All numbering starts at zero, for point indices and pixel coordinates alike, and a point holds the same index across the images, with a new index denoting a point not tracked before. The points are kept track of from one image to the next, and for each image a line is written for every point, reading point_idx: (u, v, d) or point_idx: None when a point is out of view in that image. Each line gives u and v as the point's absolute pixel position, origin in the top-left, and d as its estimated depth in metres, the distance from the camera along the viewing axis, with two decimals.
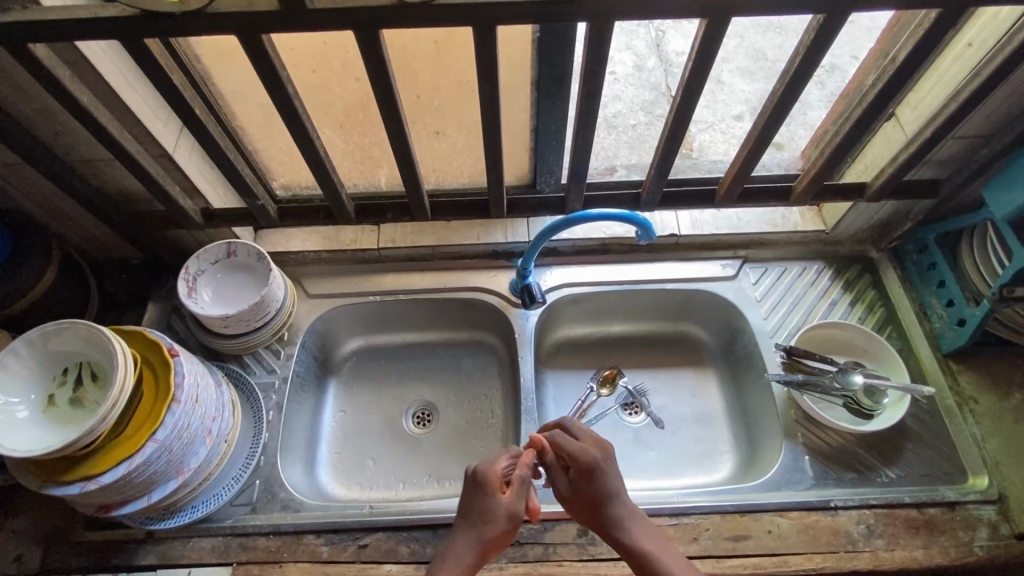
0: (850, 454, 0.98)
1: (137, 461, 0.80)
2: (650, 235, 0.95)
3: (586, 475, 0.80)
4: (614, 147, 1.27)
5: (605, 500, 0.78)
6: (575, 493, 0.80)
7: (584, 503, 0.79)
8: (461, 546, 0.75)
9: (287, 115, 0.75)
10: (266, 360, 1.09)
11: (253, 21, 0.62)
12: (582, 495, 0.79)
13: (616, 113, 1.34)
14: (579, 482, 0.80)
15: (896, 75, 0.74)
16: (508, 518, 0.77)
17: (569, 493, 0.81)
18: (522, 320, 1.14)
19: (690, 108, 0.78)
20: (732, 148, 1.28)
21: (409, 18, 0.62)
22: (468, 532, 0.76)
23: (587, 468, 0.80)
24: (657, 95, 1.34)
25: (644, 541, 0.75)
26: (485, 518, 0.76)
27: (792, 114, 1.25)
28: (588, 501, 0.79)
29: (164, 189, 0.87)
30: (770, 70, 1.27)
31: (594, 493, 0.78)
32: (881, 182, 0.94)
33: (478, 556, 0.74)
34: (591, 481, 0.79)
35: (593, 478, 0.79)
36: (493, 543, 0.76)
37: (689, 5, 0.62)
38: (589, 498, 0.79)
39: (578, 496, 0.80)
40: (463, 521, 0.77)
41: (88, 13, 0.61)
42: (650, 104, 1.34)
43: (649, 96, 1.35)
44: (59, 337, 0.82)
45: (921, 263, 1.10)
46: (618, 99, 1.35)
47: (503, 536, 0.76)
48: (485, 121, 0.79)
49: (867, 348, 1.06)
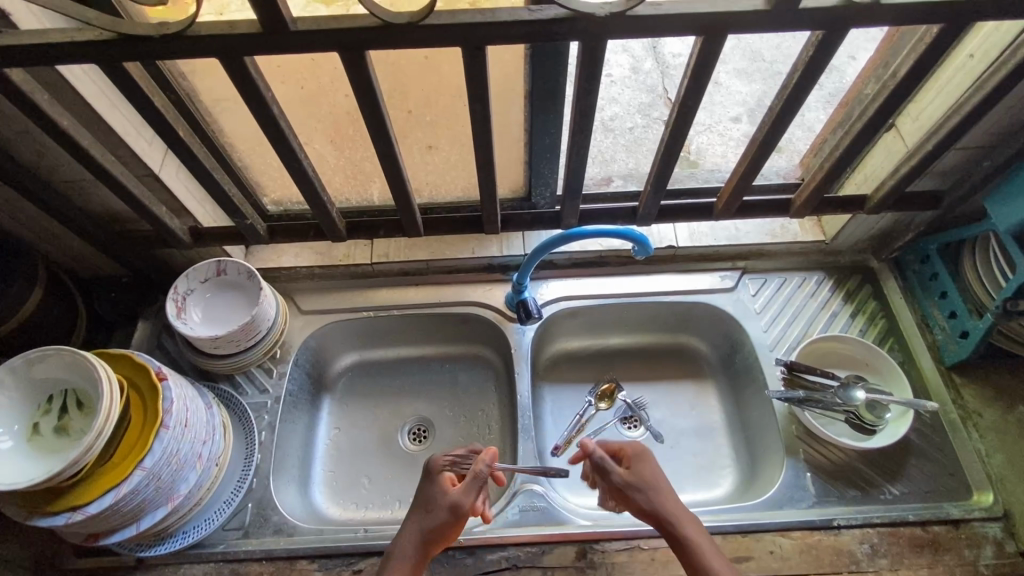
0: (852, 470, 0.96)
1: (124, 489, 0.78)
2: (647, 251, 0.94)
3: (638, 464, 0.84)
4: (612, 149, 1.24)
5: (661, 488, 0.82)
6: (631, 479, 0.82)
7: (643, 491, 0.81)
8: (405, 537, 0.81)
9: (273, 136, 0.73)
10: (258, 379, 1.07)
11: (234, 44, 0.60)
12: (640, 480, 0.82)
13: (613, 116, 1.32)
14: (636, 469, 0.84)
15: (898, 90, 0.72)
16: (449, 509, 0.81)
17: (630, 479, 0.83)
18: (518, 335, 1.13)
19: (686, 125, 0.76)
20: (729, 151, 1.22)
21: (395, 40, 0.61)
22: (413, 522, 0.82)
23: (641, 460, 0.84)
24: (654, 98, 1.32)
25: (695, 535, 0.78)
26: (429, 510, 0.82)
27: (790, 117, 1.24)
28: (648, 488, 0.81)
29: (150, 210, 0.85)
30: (768, 70, 1.29)
31: (650, 483, 0.82)
32: (882, 195, 0.92)
33: (420, 546, 0.80)
34: (648, 471, 0.83)
35: (648, 467, 0.84)
36: (437, 535, 0.80)
37: (685, 22, 0.60)
38: (648, 487, 0.82)
39: (636, 480, 0.82)
40: (411, 514, 0.83)
41: (62, 36, 0.59)
42: (647, 106, 1.32)
43: (645, 98, 1.33)
44: (43, 363, 0.80)
45: (922, 274, 1.09)
46: (615, 101, 1.33)
47: (445, 526, 0.80)
48: (476, 139, 0.77)
49: (868, 361, 1.05)
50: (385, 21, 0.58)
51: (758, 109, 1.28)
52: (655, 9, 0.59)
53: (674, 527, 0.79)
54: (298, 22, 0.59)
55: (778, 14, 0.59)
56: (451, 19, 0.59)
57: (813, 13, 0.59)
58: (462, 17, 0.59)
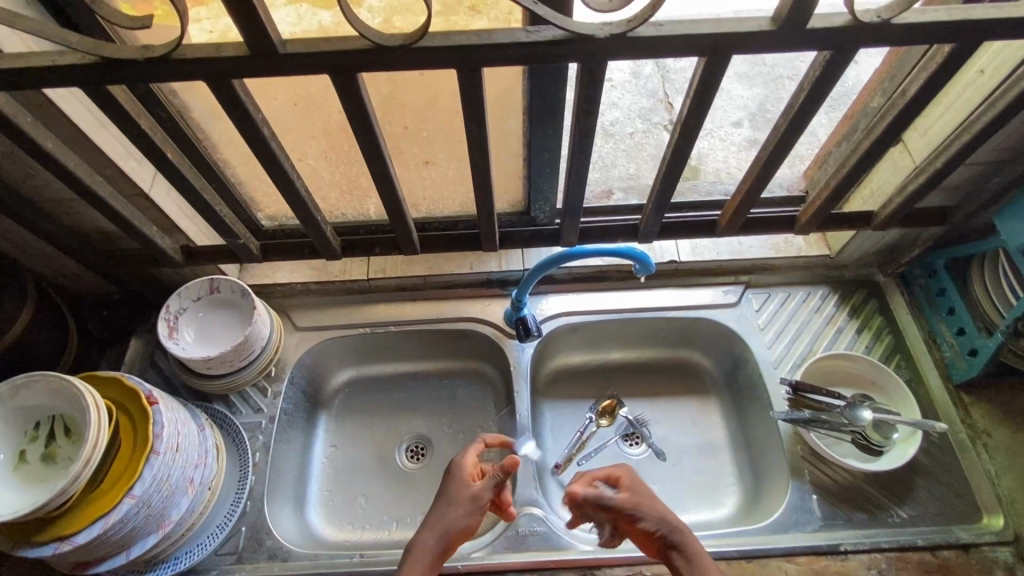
0: (859, 493, 0.94)
1: (113, 518, 0.76)
2: (648, 269, 0.92)
3: (634, 492, 0.81)
4: (612, 155, 1.22)
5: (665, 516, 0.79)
6: (631, 510, 0.79)
7: (647, 519, 0.78)
8: (427, 532, 0.80)
9: (264, 157, 0.71)
10: (252, 398, 1.05)
11: (223, 67, 0.58)
12: (638, 511, 0.79)
13: (614, 121, 1.29)
14: (632, 492, 0.81)
15: (907, 109, 0.70)
16: (473, 503, 0.83)
17: (628, 501, 0.80)
18: (517, 352, 1.11)
19: (688, 144, 0.74)
20: (731, 156, 1.20)
21: (389, 61, 0.59)
22: (436, 518, 0.81)
23: (637, 490, 0.82)
24: (655, 102, 1.29)
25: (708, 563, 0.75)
26: (453, 505, 0.82)
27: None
28: (649, 516, 0.78)
29: (140, 230, 0.83)
30: (769, 75, 1.24)
31: (651, 512, 0.79)
32: (889, 212, 0.90)
33: (442, 543, 0.79)
34: (646, 500, 0.80)
35: (645, 496, 0.81)
36: (460, 530, 0.81)
37: (687, 43, 0.58)
38: (649, 517, 0.78)
39: (632, 512, 0.79)
40: (434, 509, 0.82)
41: (44, 60, 0.57)
42: (647, 111, 1.29)
43: (645, 102, 1.30)
44: (30, 390, 0.78)
45: (929, 289, 1.07)
46: (615, 106, 1.30)
47: (468, 520, 0.81)
48: (474, 159, 0.75)
49: (874, 380, 1.03)
50: (378, 44, 0.56)
51: (760, 113, 1.24)
52: (657, 29, 0.57)
53: (684, 554, 0.76)
54: (288, 44, 0.57)
55: (784, 35, 0.57)
56: (446, 41, 0.57)
57: (820, 34, 0.57)
58: (458, 39, 0.57)
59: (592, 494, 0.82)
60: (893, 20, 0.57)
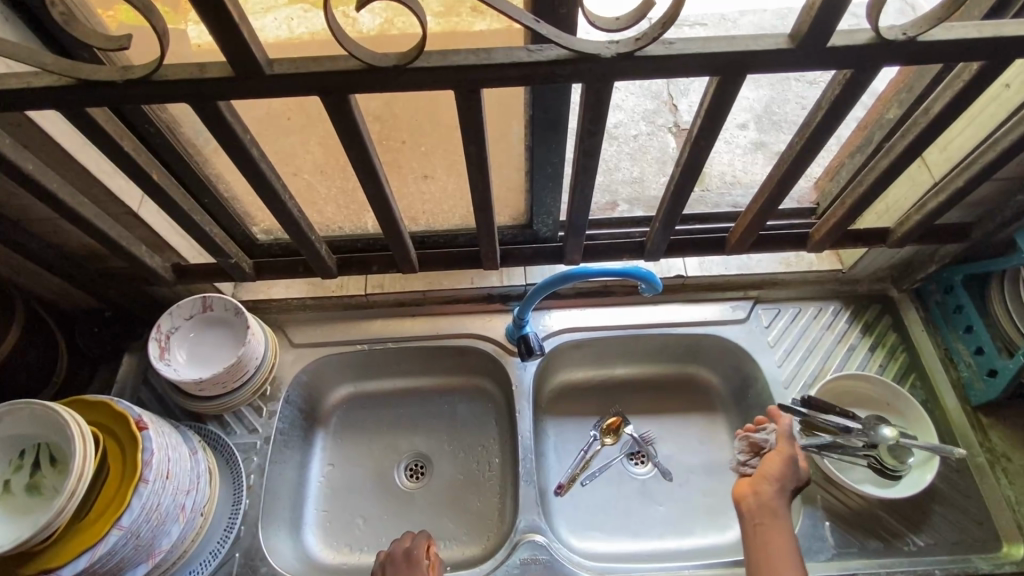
0: (873, 520, 0.91)
1: (99, 551, 0.73)
2: (655, 288, 0.88)
3: (797, 471, 0.82)
4: (615, 158, 1.17)
5: (785, 507, 0.79)
6: (781, 468, 0.81)
7: (778, 482, 0.80)
8: None
9: (255, 178, 0.69)
10: (247, 418, 1.02)
11: (208, 89, 0.55)
12: (777, 479, 0.80)
13: (616, 122, 1.22)
14: (794, 468, 0.82)
15: (929, 128, 0.67)
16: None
17: (788, 462, 0.82)
18: (520, 370, 1.07)
19: (698, 163, 0.71)
20: (738, 158, 1.14)
21: (383, 83, 0.56)
22: None
23: (796, 479, 0.81)
24: (659, 104, 1.21)
25: (779, 548, 0.74)
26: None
27: (795, 120, 1.12)
28: (780, 484, 0.80)
29: (128, 250, 0.81)
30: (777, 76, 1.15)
31: (786, 490, 0.80)
32: (906, 229, 0.86)
33: None
34: (787, 486, 0.80)
35: (790, 489, 0.81)
36: None
37: (700, 63, 0.55)
38: (780, 487, 0.79)
39: (777, 476, 0.80)
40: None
41: (20, 83, 0.54)
42: (652, 113, 1.21)
43: (649, 104, 1.22)
44: (13, 418, 0.75)
45: (946, 305, 1.03)
46: (617, 108, 1.23)
47: None
48: (473, 179, 0.72)
49: (888, 401, 0.99)
50: (370, 65, 0.53)
51: (766, 115, 1.15)
52: (667, 47, 0.54)
53: (769, 524, 0.76)
54: (275, 64, 0.54)
55: (802, 54, 0.54)
56: (441, 61, 0.54)
57: (841, 52, 0.54)
58: (455, 59, 0.54)
59: (782, 438, 0.84)
60: (920, 37, 0.54)
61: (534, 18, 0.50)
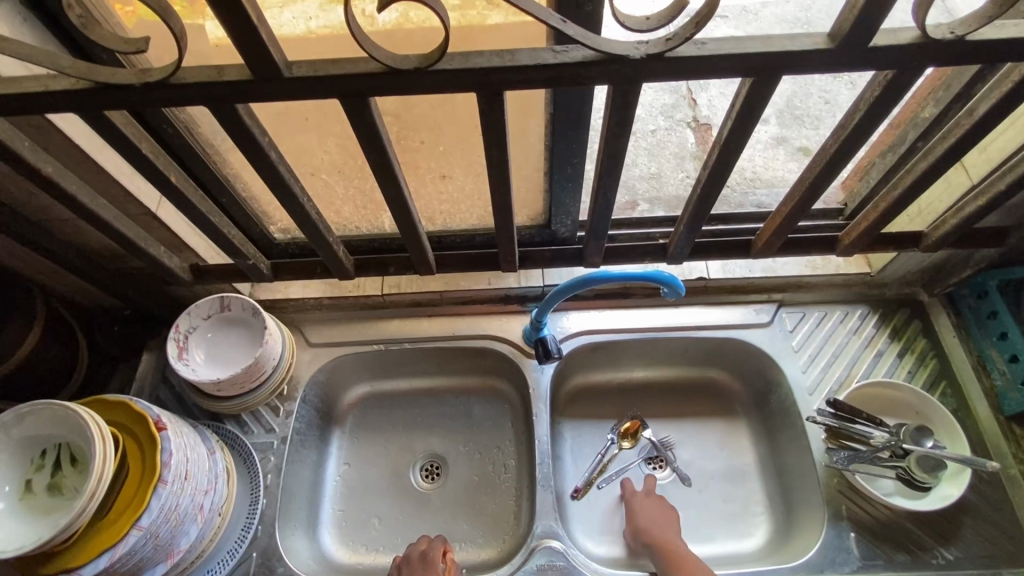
0: (901, 532, 0.89)
1: (120, 551, 0.74)
2: (678, 293, 0.86)
3: (657, 501, 0.96)
4: (633, 153, 1.15)
5: (662, 537, 0.91)
6: (638, 516, 0.95)
7: (643, 530, 0.93)
8: None
9: (273, 180, 0.68)
10: (265, 418, 1.02)
11: (227, 91, 0.55)
12: (637, 520, 0.95)
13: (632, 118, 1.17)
14: (648, 502, 0.97)
15: (971, 130, 0.64)
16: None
17: (641, 505, 0.96)
18: (537, 373, 1.06)
19: (726, 166, 0.69)
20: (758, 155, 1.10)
21: (405, 86, 0.54)
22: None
23: (661, 510, 0.95)
24: (678, 98, 1.14)
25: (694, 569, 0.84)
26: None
27: (819, 116, 1.05)
28: (644, 527, 0.93)
29: (147, 251, 0.81)
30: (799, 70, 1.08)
31: (656, 528, 0.92)
32: (941, 233, 0.83)
33: None
34: (655, 520, 0.94)
35: (660, 516, 0.94)
36: None
37: (733, 64, 0.53)
38: (648, 530, 0.93)
39: (637, 521, 0.95)
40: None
41: (39, 86, 0.54)
42: (669, 107, 1.15)
43: (667, 97, 1.15)
44: (35, 419, 0.76)
45: (979, 311, 0.99)
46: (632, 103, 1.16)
47: None
48: (493, 181, 0.70)
49: (917, 409, 0.96)
50: (391, 67, 0.52)
51: (788, 110, 1.08)
52: (700, 48, 0.52)
53: (675, 558, 0.87)
54: (294, 67, 0.53)
55: (842, 54, 0.52)
56: (464, 63, 0.53)
57: (884, 52, 0.51)
58: (478, 60, 0.53)
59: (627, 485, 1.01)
60: (968, 37, 0.51)
61: (561, 19, 0.48)
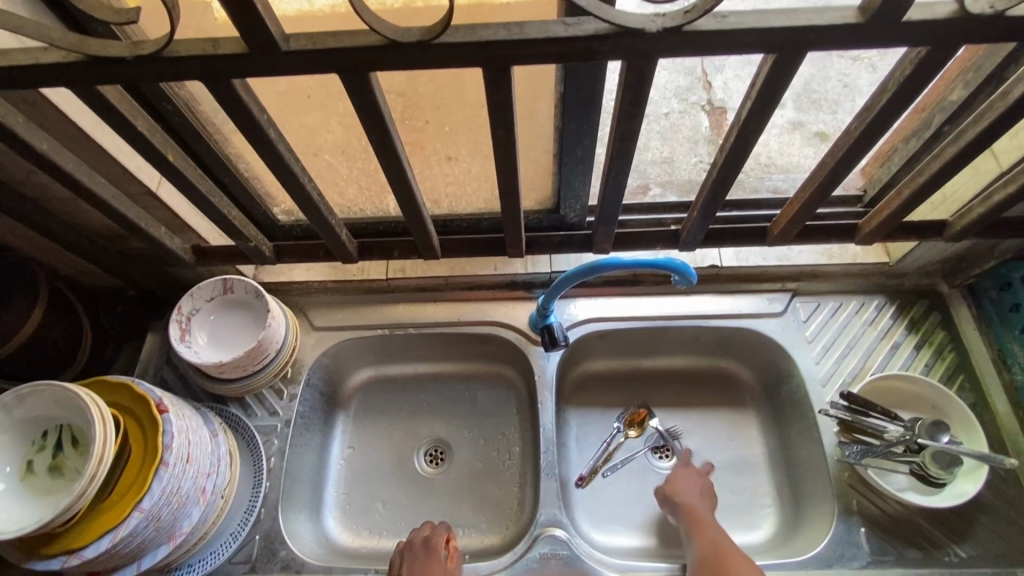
0: (913, 527, 0.87)
1: (121, 533, 0.73)
2: (690, 280, 0.83)
3: (700, 476, 0.94)
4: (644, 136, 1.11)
5: (696, 507, 0.89)
6: (677, 483, 0.93)
7: (677, 496, 0.91)
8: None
9: (272, 159, 0.66)
10: (268, 401, 1.02)
11: (222, 66, 0.52)
12: (675, 487, 0.92)
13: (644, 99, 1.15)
14: (693, 475, 0.94)
15: (1005, 113, 0.60)
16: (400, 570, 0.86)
17: (686, 475, 0.93)
18: (543, 360, 1.04)
19: (744, 148, 0.66)
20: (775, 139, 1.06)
21: (407, 61, 0.52)
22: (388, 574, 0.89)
23: (700, 484, 0.92)
24: (693, 80, 1.12)
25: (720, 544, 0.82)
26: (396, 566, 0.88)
27: (837, 100, 1.04)
28: (679, 494, 0.91)
29: (147, 231, 0.79)
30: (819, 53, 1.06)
31: (692, 496, 0.90)
32: (967, 222, 0.80)
33: None
34: (694, 490, 0.91)
35: (699, 489, 0.92)
36: None
37: (755, 39, 0.50)
38: (681, 494, 0.91)
39: (675, 487, 0.92)
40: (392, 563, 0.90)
41: (28, 59, 0.52)
42: (685, 90, 1.12)
43: (682, 79, 1.13)
44: (36, 399, 0.75)
45: (1001, 303, 0.95)
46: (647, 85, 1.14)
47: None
48: (499, 163, 0.68)
49: (934, 404, 0.94)
50: (392, 40, 0.49)
51: (805, 94, 1.06)
52: (719, 21, 0.49)
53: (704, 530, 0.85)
54: (291, 40, 0.51)
55: (871, 29, 0.48)
56: (469, 36, 0.50)
57: (918, 27, 0.48)
58: (484, 33, 0.50)
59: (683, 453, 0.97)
60: (1010, 11, 0.48)
61: None
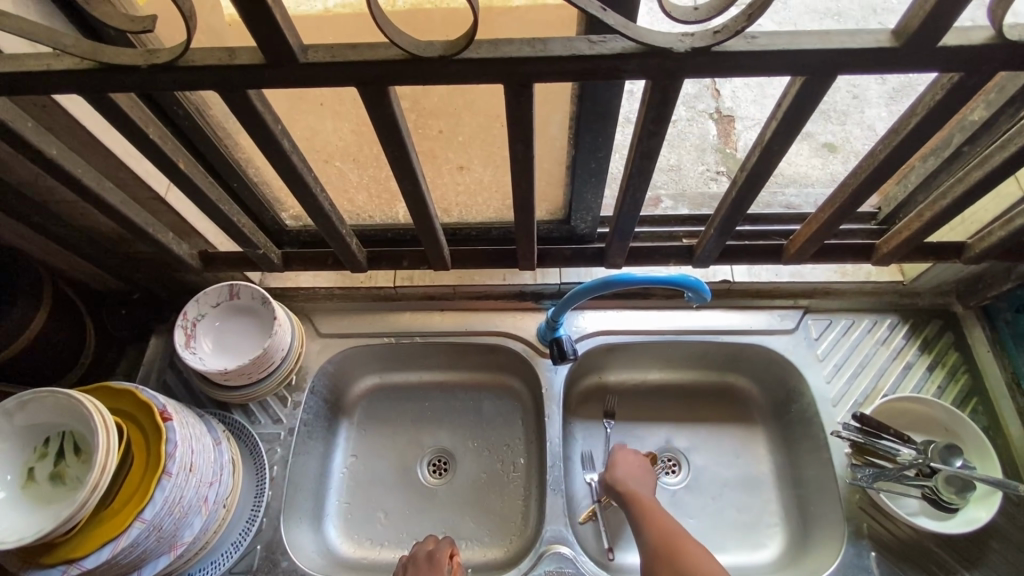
0: (924, 553, 0.86)
1: (122, 543, 0.72)
2: (703, 297, 0.82)
3: (638, 462, 0.93)
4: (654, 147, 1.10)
5: (638, 491, 0.87)
6: (615, 468, 0.92)
7: (617, 482, 0.90)
8: None
9: (285, 168, 0.65)
10: (272, 408, 1.01)
11: (238, 75, 0.51)
12: (615, 472, 0.91)
13: None
14: (630, 462, 0.93)
15: None
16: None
17: (621, 463, 0.93)
18: (550, 373, 1.03)
19: (764, 167, 0.65)
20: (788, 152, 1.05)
21: (427, 76, 0.51)
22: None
23: (639, 467, 0.92)
24: (701, 88, 1.11)
25: (672, 532, 0.80)
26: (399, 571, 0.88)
27: (846, 111, 1.00)
28: (619, 477, 0.90)
29: (155, 237, 0.78)
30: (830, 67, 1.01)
31: (632, 482, 0.89)
32: (987, 244, 0.79)
33: None
34: (632, 475, 0.91)
35: (638, 472, 0.91)
36: None
37: (784, 62, 0.49)
38: (622, 483, 0.89)
39: (614, 473, 0.91)
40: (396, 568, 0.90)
41: (40, 65, 0.51)
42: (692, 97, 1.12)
43: (691, 88, 1.12)
44: (39, 405, 0.74)
45: (1016, 326, 0.94)
46: None
47: None
48: (516, 177, 0.67)
49: (948, 427, 0.92)
50: (413, 55, 0.48)
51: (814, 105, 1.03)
52: (749, 42, 0.47)
53: (651, 517, 0.83)
54: (310, 51, 0.50)
55: (905, 54, 0.47)
56: (493, 52, 0.49)
57: (952, 52, 0.47)
58: (508, 49, 0.49)
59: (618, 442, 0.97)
60: None
61: (601, 7, 0.44)
